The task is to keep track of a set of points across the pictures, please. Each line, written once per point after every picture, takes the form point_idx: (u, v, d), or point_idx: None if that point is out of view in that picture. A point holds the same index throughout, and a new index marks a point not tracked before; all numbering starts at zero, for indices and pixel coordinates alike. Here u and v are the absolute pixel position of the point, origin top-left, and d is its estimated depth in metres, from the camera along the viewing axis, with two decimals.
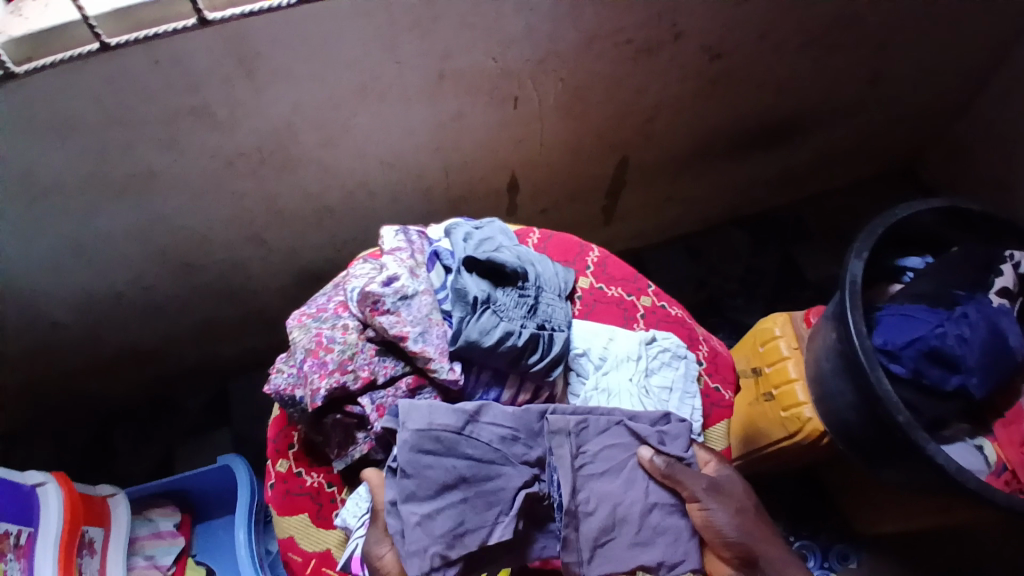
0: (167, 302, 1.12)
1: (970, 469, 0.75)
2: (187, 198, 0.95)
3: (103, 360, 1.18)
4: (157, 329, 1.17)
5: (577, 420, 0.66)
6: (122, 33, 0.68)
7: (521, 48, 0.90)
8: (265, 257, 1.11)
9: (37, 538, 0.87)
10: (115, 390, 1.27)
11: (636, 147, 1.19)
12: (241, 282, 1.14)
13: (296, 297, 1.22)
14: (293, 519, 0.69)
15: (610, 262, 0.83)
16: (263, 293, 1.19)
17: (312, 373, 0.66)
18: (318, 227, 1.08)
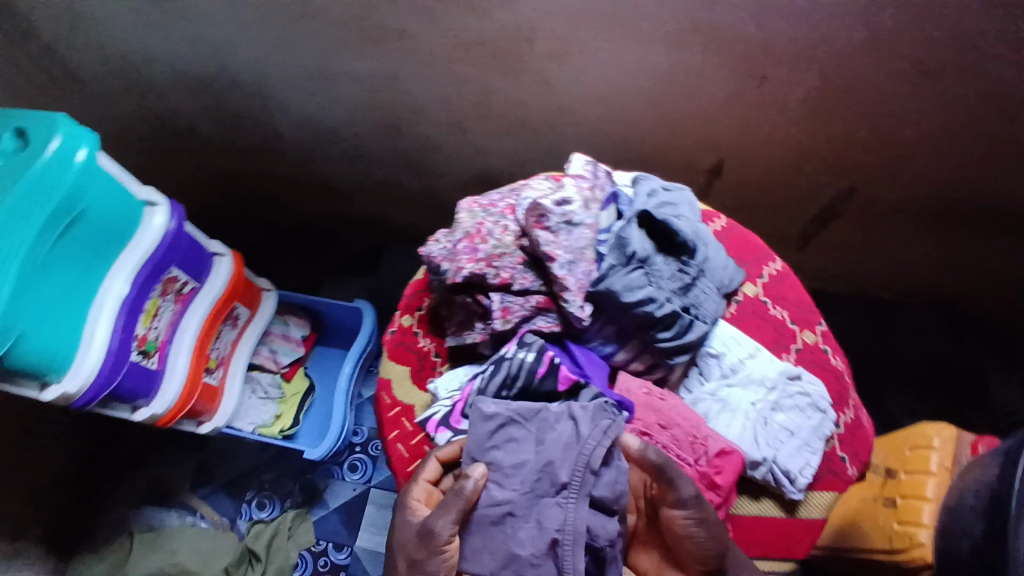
0: (366, 152, 1.24)
1: None
2: (416, 65, 1.01)
3: (299, 180, 1.35)
4: (349, 171, 1.30)
5: (493, 432, 0.64)
6: None
7: (790, 25, 0.82)
8: (458, 146, 1.17)
9: (198, 292, 1.08)
10: (300, 210, 1.45)
11: (867, 181, 1.05)
12: (430, 158, 1.22)
13: (467, 193, 1.29)
14: (396, 367, 0.77)
15: (787, 282, 0.76)
16: (443, 178, 1.26)
17: (462, 253, 0.71)
18: (515, 139, 1.11)
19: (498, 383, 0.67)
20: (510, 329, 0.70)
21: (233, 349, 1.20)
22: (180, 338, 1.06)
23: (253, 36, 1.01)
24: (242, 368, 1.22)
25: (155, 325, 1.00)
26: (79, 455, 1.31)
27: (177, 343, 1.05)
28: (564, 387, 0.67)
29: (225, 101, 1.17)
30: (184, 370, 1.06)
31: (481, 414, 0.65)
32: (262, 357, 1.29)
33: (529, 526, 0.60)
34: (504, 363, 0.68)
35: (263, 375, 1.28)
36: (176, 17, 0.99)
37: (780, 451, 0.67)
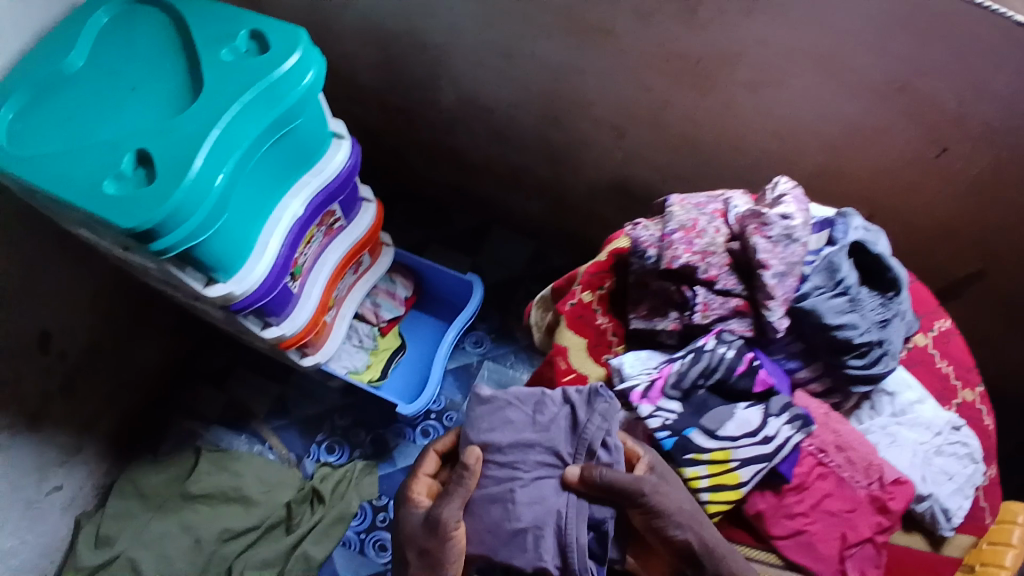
0: (518, 135, 1.29)
1: None
2: (605, 66, 1.07)
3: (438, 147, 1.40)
4: (493, 148, 1.36)
5: (498, 419, 0.75)
6: None
7: (990, 107, 0.88)
8: (611, 149, 1.20)
9: (342, 231, 1.11)
10: (432, 174, 1.52)
11: (1001, 267, 1.10)
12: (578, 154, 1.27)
13: (599, 197, 1.33)
14: (574, 337, 0.78)
15: (954, 340, 0.81)
16: (582, 176, 1.31)
17: (678, 243, 0.71)
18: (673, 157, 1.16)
19: (697, 373, 0.68)
20: (705, 326, 0.71)
21: (347, 292, 1.22)
22: (317, 270, 1.08)
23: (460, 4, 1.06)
24: (350, 312, 1.23)
25: (305, 252, 1.03)
26: (172, 358, 1.35)
27: (314, 274, 1.08)
28: (758, 389, 0.69)
29: (402, 57, 1.23)
30: (315, 301, 1.08)
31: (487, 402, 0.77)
32: (364, 308, 1.31)
33: (535, 492, 0.71)
34: (704, 355, 0.68)
35: (362, 327, 1.31)
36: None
37: (943, 489, 0.72)
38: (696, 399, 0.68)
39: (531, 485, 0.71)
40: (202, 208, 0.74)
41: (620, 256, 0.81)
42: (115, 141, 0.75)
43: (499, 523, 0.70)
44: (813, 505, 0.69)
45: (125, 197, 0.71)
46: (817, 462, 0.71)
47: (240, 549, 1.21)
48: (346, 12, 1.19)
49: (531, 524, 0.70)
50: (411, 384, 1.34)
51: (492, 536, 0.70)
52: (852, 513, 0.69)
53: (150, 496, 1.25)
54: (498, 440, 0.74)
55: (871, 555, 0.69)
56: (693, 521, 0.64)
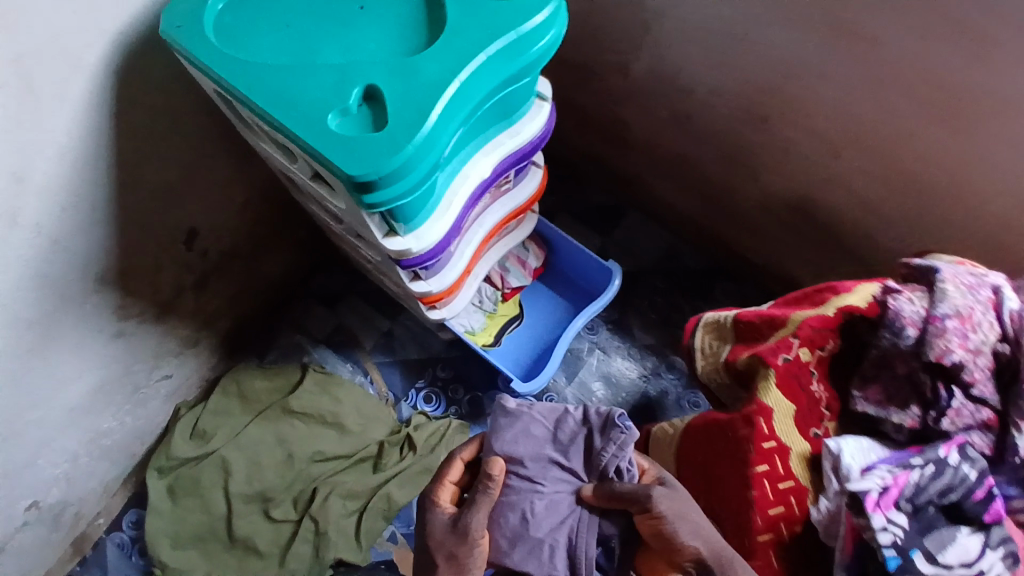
0: (699, 131, 1.17)
1: None
2: (843, 81, 0.93)
3: (605, 116, 1.29)
4: (664, 136, 1.24)
5: (524, 432, 0.91)
6: None
7: None
8: (806, 166, 1.08)
9: (506, 194, 1.03)
10: (581, 143, 1.41)
11: None
12: (766, 167, 1.14)
13: (768, 211, 1.21)
14: (782, 397, 0.71)
15: None
16: (758, 185, 1.19)
17: (953, 334, 0.63)
18: (883, 199, 1.02)
19: (937, 492, 0.62)
20: (949, 432, 0.65)
21: (486, 252, 1.16)
22: (473, 230, 1.02)
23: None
24: (483, 272, 1.17)
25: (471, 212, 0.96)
26: (298, 268, 1.35)
27: (469, 234, 1.01)
28: (985, 518, 0.62)
29: (606, 16, 1.11)
30: (464, 262, 1.01)
31: (512, 417, 0.93)
32: (495, 270, 1.27)
33: (552, 496, 0.87)
34: (948, 472, 0.61)
35: (488, 288, 1.27)
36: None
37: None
38: (924, 516, 0.62)
39: (554, 482, 0.88)
40: (422, 168, 0.65)
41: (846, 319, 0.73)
42: (339, 70, 0.65)
43: (521, 531, 0.84)
44: None
45: (357, 139, 0.61)
46: None
47: (331, 471, 1.23)
48: None
49: (551, 522, 0.85)
50: (520, 356, 1.31)
51: (510, 542, 0.85)
52: None
53: (251, 400, 1.26)
54: (517, 455, 0.89)
55: None
56: (697, 532, 0.71)
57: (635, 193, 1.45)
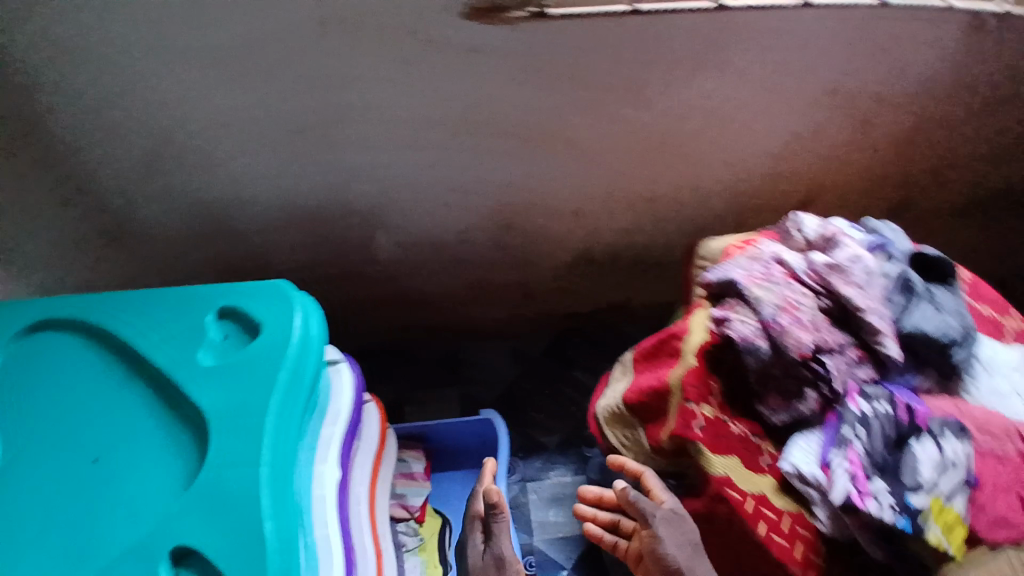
0: (480, 255, 1.20)
1: None
2: (560, 163, 1.03)
3: (384, 295, 1.26)
4: (443, 278, 1.24)
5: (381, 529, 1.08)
6: (568, 5, 0.77)
7: (902, 84, 0.97)
8: (572, 230, 1.18)
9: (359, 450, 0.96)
10: (376, 324, 1.36)
11: (928, 200, 1.21)
12: (548, 237, 1.19)
13: (563, 278, 1.31)
14: (725, 459, 0.73)
15: (981, 284, 0.89)
16: (542, 267, 1.27)
17: (792, 327, 0.71)
18: (642, 208, 1.15)
19: (878, 438, 0.68)
20: (844, 391, 0.71)
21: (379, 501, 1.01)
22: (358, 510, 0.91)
23: (197, 38, 0.77)
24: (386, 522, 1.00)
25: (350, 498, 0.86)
26: None
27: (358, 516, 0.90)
28: (920, 421, 0.70)
29: (322, 228, 1.08)
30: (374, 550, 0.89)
31: None
32: (480, 495, 0.93)
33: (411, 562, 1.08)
34: (873, 422, 0.68)
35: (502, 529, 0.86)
36: (317, 148, 0.93)
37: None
38: (892, 465, 0.67)
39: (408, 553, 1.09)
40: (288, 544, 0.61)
41: (711, 354, 0.79)
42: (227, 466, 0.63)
43: None
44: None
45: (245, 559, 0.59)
46: (990, 457, 0.71)
47: None
48: (252, 209, 1.03)
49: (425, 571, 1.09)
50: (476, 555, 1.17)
51: None
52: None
53: None
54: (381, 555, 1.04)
55: None
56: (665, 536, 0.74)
57: (452, 333, 1.43)
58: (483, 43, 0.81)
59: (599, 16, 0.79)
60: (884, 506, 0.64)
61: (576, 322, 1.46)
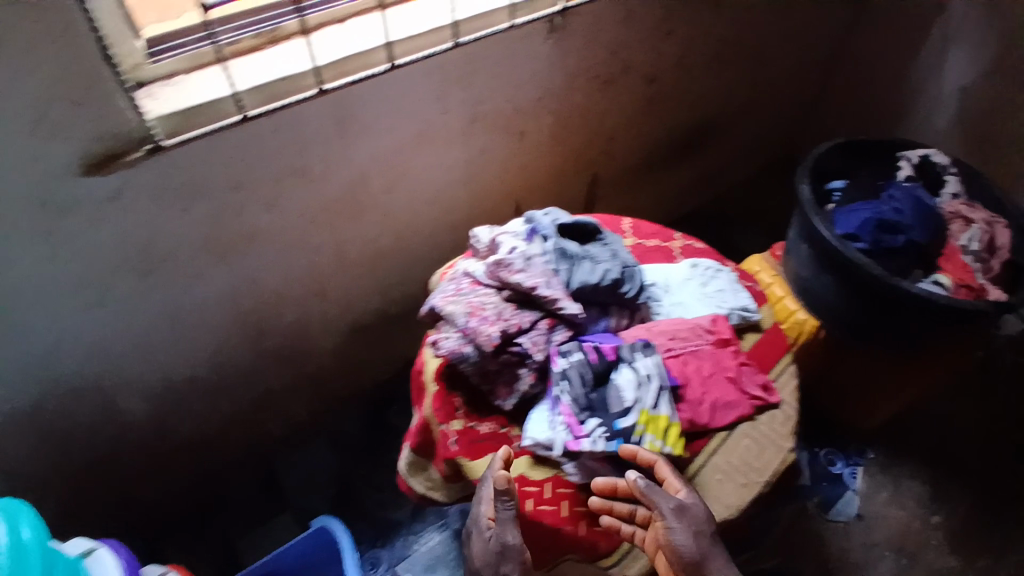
0: (244, 370, 1.19)
1: (938, 294, 0.99)
2: (270, 260, 1.05)
3: (165, 451, 1.19)
4: (219, 406, 1.21)
5: None
6: (180, 131, 0.81)
7: (528, 91, 1.14)
8: (325, 312, 1.21)
9: None
10: (170, 488, 1.26)
11: (601, 164, 1.47)
12: (305, 327, 1.21)
13: (344, 355, 1.34)
14: (483, 460, 0.80)
15: (642, 224, 1.07)
16: (318, 354, 1.28)
17: (480, 326, 0.79)
18: (377, 267, 1.22)
19: (580, 384, 0.78)
20: (547, 357, 0.81)
21: None
22: None
23: None
24: None
25: None
26: None
27: None
28: (611, 356, 0.81)
29: (55, 420, 1.00)
30: None
31: None
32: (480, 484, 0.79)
33: None
34: (570, 373, 0.79)
35: (501, 520, 0.73)
36: None
37: (693, 304, 0.94)
38: (597, 402, 0.78)
39: None
40: None
41: (445, 374, 0.86)
42: None
43: None
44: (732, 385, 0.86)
45: None
46: (677, 360, 0.85)
47: None
48: None
49: None
50: None
51: None
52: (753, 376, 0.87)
53: None
54: None
55: (750, 372, 0.87)
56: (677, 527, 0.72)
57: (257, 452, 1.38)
58: (120, 189, 0.83)
59: (221, 129, 0.84)
60: (594, 440, 0.74)
61: (380, 390, 1.49)
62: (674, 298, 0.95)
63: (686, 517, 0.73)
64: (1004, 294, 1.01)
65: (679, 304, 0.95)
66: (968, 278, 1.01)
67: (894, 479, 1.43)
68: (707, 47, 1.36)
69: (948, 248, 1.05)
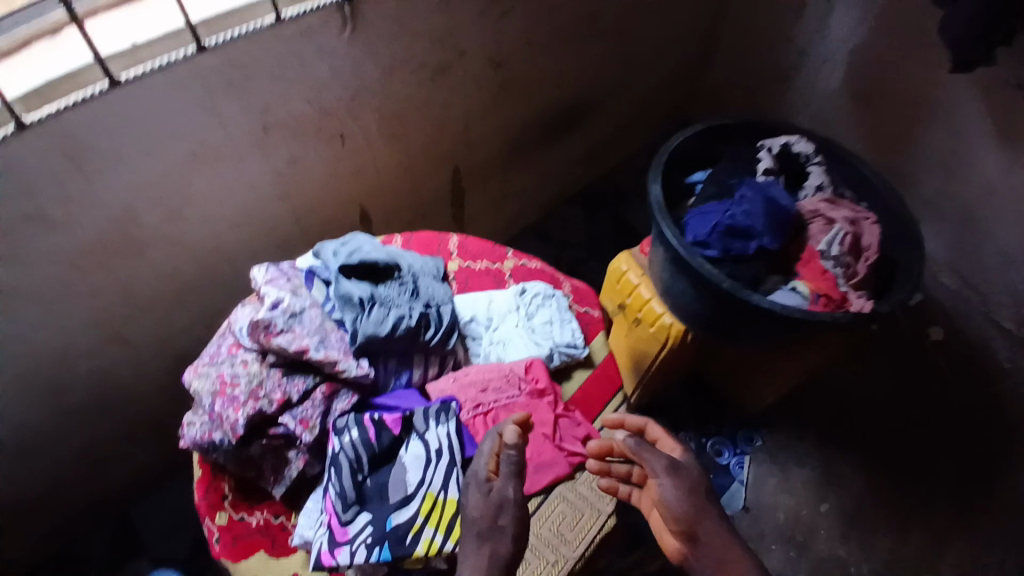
0: (47, 434, 1.02)
1: (793, 306, 0.91)
2: (36, 317, 0.89)
3: None
4: (30, 476, 1.05)
5: None
6: None
7: (335, 88, 0.99)
8: (136, 355, 1.07)
9: None
10: None
11: (461, 156, 1.33)
12: (114, 374, 1.06)
13: (180, 394, 1.19)
14: (250, 561, 0.69)
15: (469, 242, 0.94)
16: (144, 396, 1.14)
17: (225, 410, 0.68)
18: (190, 297, 1.07)
19: (350, 473, 0.67)
20: (318, 435, 0.71)
21: None
22: None
23: None
24: None
25: None
26: None
27: None
28: (398, 429, 0.71)
29: None
30: None
31: None
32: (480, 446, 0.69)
33: None
34: (340, 458, 0.67)
35: (503, 475, 0.66)
36: None
37: (513, 343, 0.83)
38: (371, 492, 0.67)
39: None
40: None
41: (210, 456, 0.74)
42: None
43: None
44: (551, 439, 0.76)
45: None
46: (481, 417, 0.76)
47: None
48: None
49: None
50: None
51: None
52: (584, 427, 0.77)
53: None
54: None
55: (570, 424, 0.78)
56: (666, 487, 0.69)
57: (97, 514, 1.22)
58: None
59: None
60: (355, 551, 0.62)
61: None
62: (493, 337, 0.84)
63: (681, 475, 0.71)
64: (869, 302, 0.90)
65: (500, 344, 0.84)
66: (830, 286, 0.92)
67: (783, 463, 1.37)
68: (554, 17, 1.23)
69: (809, 250, 0.96)
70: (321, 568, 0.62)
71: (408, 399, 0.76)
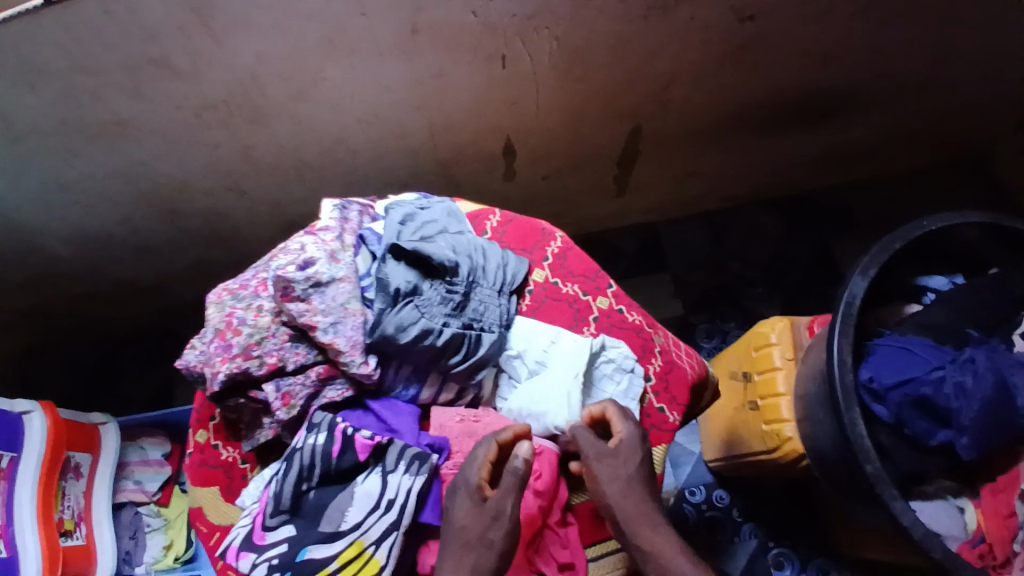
0: (165, 241, 1.12)
1: (940, 536, 0.65)
2: (159, 146, 0.92)
3: (100, 289, 1.21)
4: (151, 266, 1.18)
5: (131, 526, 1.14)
6: None
7: (507, 2, 0.78)
8: (249, 208, 1.08)
9: (20, 461, 0.96)
10: (113, 317, 1.31)
11: (649, 116, 1.06)
12: (227, 217, 1.09)
13: None
14: (204, 491, 0.69)
15: (571, 255, 0.75)
16: (253, 243, 1.17)
17: (215, 356, 0.62)
18: (307, 177, 1.03)
19: (295, 480, 0.60)
20: (296, 415, 0.64)
21: (91, 499, 1.08)
22: (20, 515, 0.95)
23: None
24: (106, 513, 1.09)
25: None
26: None
27: (19, 521, 0.94)
28: (366, 456, 0.61)
29: None
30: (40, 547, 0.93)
31: (128, 522, 1.14)
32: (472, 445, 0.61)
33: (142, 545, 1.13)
34: (295, 457, 0.61)
35: (502, 486, 0.58)
36: None
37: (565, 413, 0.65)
38: (307, 507, 0.61)
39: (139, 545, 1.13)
40: None
41: None
42: None
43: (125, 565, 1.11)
44: (526, 546, 0.62)
45: None
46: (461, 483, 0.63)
47: None
48: None
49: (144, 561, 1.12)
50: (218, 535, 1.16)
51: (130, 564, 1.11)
52: (571, 549, 0.63)
53: None
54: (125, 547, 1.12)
55: (557, 537, 0.63)
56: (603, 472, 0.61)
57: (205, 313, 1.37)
58: None
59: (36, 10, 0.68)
60: (257, 564, 0.58)
61: None
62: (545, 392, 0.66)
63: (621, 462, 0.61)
64: None
65: (548, 405, 0.66)
66: (1003, 539, 0.64)
67: None
68: None
69: (1010, 474, 0.66)
70: (227, 559, 0.60)
71: (402, 417, 0.65)
